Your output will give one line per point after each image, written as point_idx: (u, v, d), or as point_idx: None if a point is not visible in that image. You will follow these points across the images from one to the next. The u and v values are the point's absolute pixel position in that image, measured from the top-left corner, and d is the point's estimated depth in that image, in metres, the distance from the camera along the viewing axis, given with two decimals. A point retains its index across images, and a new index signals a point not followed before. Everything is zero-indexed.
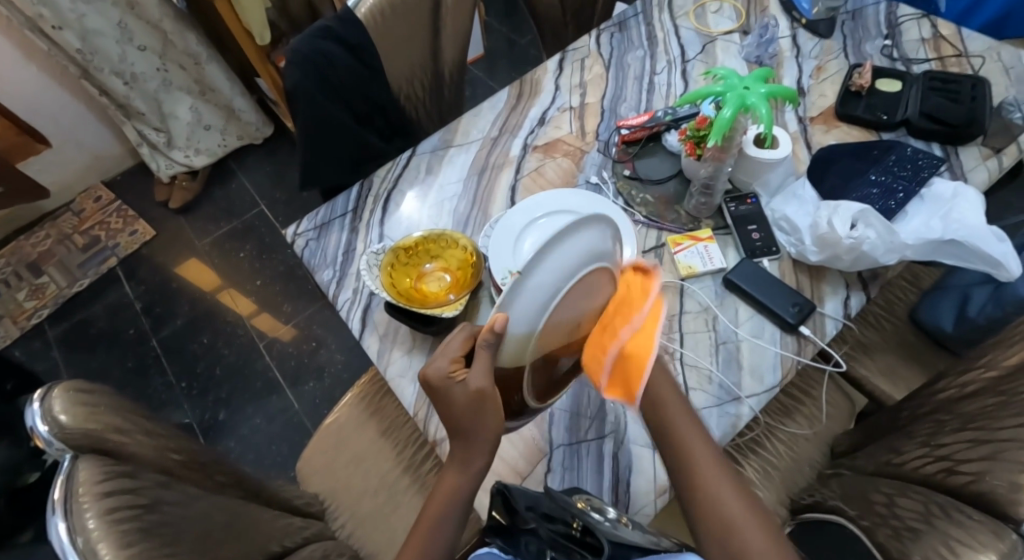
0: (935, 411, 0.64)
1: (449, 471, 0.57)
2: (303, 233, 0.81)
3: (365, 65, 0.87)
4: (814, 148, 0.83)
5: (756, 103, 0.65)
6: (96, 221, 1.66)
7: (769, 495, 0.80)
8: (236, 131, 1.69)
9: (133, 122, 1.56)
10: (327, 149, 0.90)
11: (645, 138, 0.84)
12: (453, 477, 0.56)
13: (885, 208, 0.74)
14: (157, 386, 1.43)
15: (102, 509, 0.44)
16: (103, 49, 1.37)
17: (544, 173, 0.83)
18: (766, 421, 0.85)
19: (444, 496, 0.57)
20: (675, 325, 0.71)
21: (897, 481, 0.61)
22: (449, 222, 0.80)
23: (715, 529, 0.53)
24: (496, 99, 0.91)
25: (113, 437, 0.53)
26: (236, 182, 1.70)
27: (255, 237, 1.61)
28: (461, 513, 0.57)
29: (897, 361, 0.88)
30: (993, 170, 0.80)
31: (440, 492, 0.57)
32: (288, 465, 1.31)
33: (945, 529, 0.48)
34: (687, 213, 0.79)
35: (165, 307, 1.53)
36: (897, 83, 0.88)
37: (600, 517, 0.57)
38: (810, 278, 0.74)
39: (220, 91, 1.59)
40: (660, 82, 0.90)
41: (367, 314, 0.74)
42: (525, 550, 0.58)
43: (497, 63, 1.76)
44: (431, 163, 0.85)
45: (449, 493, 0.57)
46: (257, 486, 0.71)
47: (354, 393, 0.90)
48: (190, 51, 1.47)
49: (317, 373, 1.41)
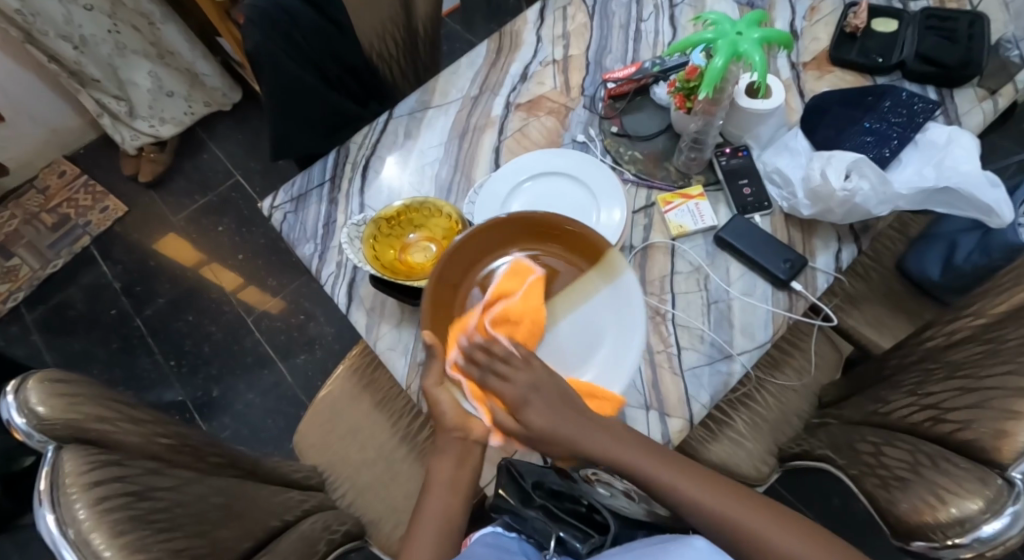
0: (923, 359, 0.63)
1: (441, 460, 0.59)
2: (279, 206, 0.78)
3: (330, 22, 0.82)
4: (807, 96, 0.80)
5: (749, 49, 0.61)
6: (64, 199, 1.60)
7: (758, 446, 0.81)
8: (202, 97, 1.61)
9: (90, 91, 1.49)
10: (300, 113, 0.86)
11: (632, 92, 0.80)
12: (446, 467, 0.59)
13: (879, 156, 0.72)
14: (146, 366, 1.42)
15: (92, 500, 0.43)
16: (46, 11, 1.28)
17: (527, 134, 0.80)
18: (756, 375, 0.85)
19: (441, 486, 0.58)
20: (666, 285, 0.70)
21: (883, 430, 0.61)
22: (432, 189, 0.77)
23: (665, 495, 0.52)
24: (474, 55, 0.86)
25: (98, 425, 0.51)
26: (208, 152, 1.64)
27: (233, 209, 1.57)
28: (462, 500, 0.58)
29: (884, 310, 0.89)
30: (988, 112, 0.78)
31: (438, 482, 0.59)
32: (285, 438, 1.32)
33: (934, 479, 0.48)
34: (677, 170, 0.77)
35: (146, 286, 1.50)
36: (893, 23, 0.84)
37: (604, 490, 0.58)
38: (801, 231, 0.73)
39: (180, 54, 1.49)
40: (646, 30, 0.86)
41: (352, 288, 0.72)
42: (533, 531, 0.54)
43: (473, 15, 1.67)
44: (409, 127, 0.81)
45: (444, 482, 0.59)
46: (252, 464, 0.71)
47: (346, 365, 0.89)
48: (142, 10, 1.37)
49: (309, 345, 1.40)
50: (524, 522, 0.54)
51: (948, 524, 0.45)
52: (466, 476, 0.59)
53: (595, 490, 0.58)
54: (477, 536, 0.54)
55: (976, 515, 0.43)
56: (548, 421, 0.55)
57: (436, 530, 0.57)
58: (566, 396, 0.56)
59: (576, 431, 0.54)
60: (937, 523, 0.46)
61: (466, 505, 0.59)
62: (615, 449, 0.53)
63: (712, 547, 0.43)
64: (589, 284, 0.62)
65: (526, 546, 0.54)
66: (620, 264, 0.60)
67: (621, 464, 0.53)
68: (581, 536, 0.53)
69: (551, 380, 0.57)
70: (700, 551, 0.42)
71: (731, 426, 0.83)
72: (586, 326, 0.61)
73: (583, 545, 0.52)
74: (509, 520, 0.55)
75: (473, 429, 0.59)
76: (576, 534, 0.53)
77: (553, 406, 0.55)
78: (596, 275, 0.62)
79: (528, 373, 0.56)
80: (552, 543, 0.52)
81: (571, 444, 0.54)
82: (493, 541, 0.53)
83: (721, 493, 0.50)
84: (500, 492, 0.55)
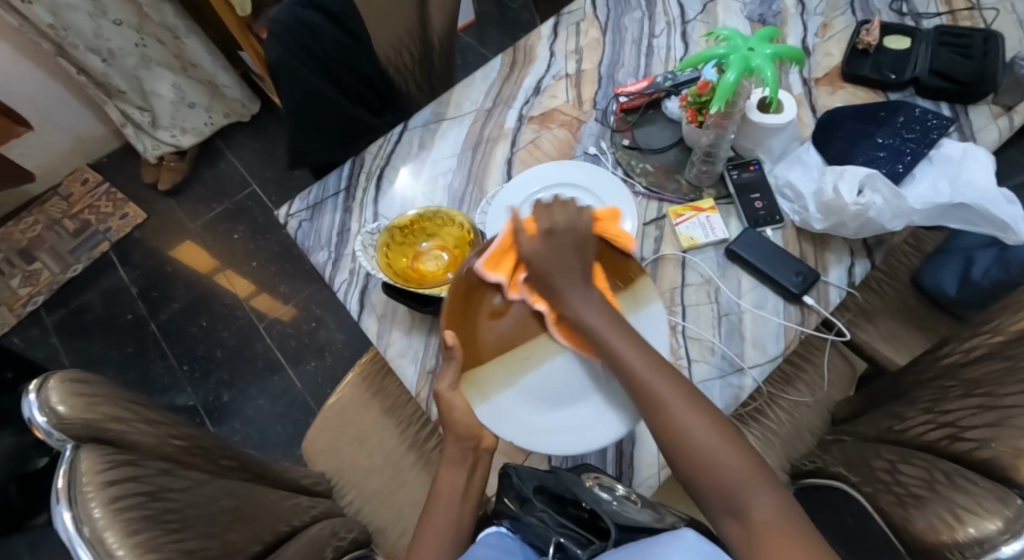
0: (940, 376, 0.62)
1: (448, 470, 0.60)
2: (295, 214, 0.79)
3: (348, 34, 0.84)
4: (819, 111, 0.80)
5: (761, 65, 0.61)
6: (86, 205, 1.64)
7: (769, 461, 0.80)
8: (222, 108, 1.65)
9: (115, 102, 1.53)
10: (318, 124, 0.88)
11: (644, 106, 0.81)
12: (453, 476, 0.60)
13: (893, 172, 0.72)
14: (159, 370, 1.43)
15: (108, 499, 0.43)
16: (77, 25, 1.32)
17: (540, 146, 0.81)
18: (768, 390, 0.84)
19: (449, 498, 0.60)
20: (677, 297, 0.70)
21: (898, 447, 0.60)
22: (445, 199, 0.78)
23: (660, 426, 0.52)
24: (489, 68, 0.87)
25: (114, 425, 0.51)
26: (226, 161, 1.67)
27: (250, 217, 1.59)
28: (469, 513, 0.60)
29: (899, 327, 0.87)
30: (1003, 130, 0.78)
31: (444, 491, 0.60)
32: (293, 444, 1.33)
33: (951, 497, 0.47)
34: (688, 183, 0.77)
35: (162, 291, 1.52)
36: (906, 40, 0.85)
37: (608, 494, 0.56)
38: (814, 246, 0.72)
39: (203, 66, 1.53)
40: (658, 45, 0.87)
41: (364, 296, 0.73)
42: (534, 539, 0.53)
43: (488, 31, 1.70)
44: (423, 138, 0.83)
45: (450, 492, 0.60)
46: (262, 468, 0.71)
47: (355, 372, 0.90)
48: (167, 24, 1.41)
49: (320, 351, 1.41)
50: (525, 527, 0.54)
51: (966, 543, 0.44)
52: (474, 489, 0.61)
53: (597, 492, 0.55)
54: (480, 536, 0.54)
55: (995, 536, 0.42)
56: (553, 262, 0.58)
57: (438, 542, 0.58)
58: (583, 254, 0.60)
59: (568, 283, 0.58)
60: (954, 542, 0.45)
61: (471, 518, 0.60)
62: (596, 324, 0.55)
63: (704, 540, 0.42)
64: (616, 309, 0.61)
65: (527, 551, 0.53)
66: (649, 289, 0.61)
67: (599, 338, 0.55)
68: (582, 542, 0.51)
69: (579, 240, 0.60)
70: (691, 543, 0.40)
71: None
72: None
73: (583, 551, 0.50)
74: (511, 525, 0.55)
75: (484, 439, 0.60)
76: (577, 541, 0.51)
77: (565, 259, 0.59)
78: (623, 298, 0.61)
79: (570, 218, 0.61)
80: (552, 548, 0.51)
81: (554, 290, 0.58)
82: (497, 541, 0.53)
83: (714, 436, 0.51)
84: (505, 500, 0.57)
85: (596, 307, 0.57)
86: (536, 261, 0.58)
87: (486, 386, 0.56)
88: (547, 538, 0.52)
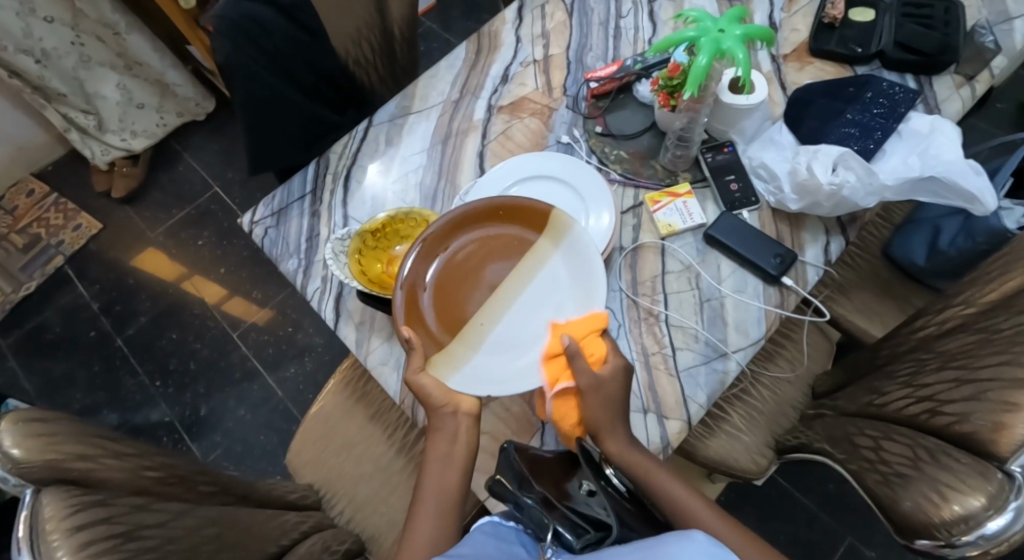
0: (915, 350, 0.63)
1: (435, 435, 0.57)
2: (260, 221, 0.76)
3: (303, 30, 0.80)
4: (788, 89, 0.80)
5: (732, 47, 0.60)
6: (34, 218, 1.56)
7: (754, 438, 0.82)
8: (174, 107, 1.57)
9: (55, 106, 1.45)
10: (277, 124, 0.84)
11: (615, 90, 0.80)
12: (439, 440, 0.56)
13: (864, 149, 0.73)
14: (130, 387, 1.38)
15: (75, 546, 0.41)
16: (4, 24, 1.24)
17: (511, 137, 0.79)
18: (751, 369, 0.85)
19: (436, 461, 0.56)
20: (659, 286, 0.70)
21: (880, 423, 0.61)
22: (417, 198, 0.76)
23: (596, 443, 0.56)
24: (453, 58, 0.85)
25: (78, 464, 0.49)
26: (183, 164, 1.60)
27: (213, 221, 1.53)
28: (460, 476, 0.55)
29: (871, 298, 0.89)
30: (966, 99, 0.78)
31: (431, 459, 0.56)
32: (278, 454, 1.30)
33: (934, 475, 0.48)
34: (663, 168, 0.76)
35: (126, 305, 1.46)
36: (870, 12, 0.85)
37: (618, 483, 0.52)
38: (790, 226, 0.72)
39: (148, 64, 1.45)
40: (626, 26, 0.85)
41: (339, 303, 0.71)
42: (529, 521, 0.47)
43: (449, 14, 1.65)
44: (390, 134, 0.80)
45: (440, 457, 0.56)
46: (245, 489, 0.69)
47: (337, 379, 0.88)
48: (105, 20, 1.33)
49: (299, 356, 1.38)
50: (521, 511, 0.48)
51: (953, 521, 0.45)
52: (458, 452, 0.56)
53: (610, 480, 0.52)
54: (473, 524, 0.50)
55: (980, 512, 0.44)
56: (604, 403, 0.55)
57: (436, 494, 0.55)
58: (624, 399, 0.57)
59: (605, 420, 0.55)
60: (942, 521, 0.46)
61: (465, 480, 0.56)
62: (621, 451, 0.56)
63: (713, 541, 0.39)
64: (541, 252, 0.63)
65: (523, 539, 0.48)
66: (565, 224, 0.63)
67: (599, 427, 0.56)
68: (576, 529, 0.45)
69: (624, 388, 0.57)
70: (701, 545, 0.37)
71: (728, 421, 0.83)
72: (545, 286, 0.62)
73: (577, 539, 0.44)
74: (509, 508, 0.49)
75: (461, 400, 0.58)
76: (574, 525, 0.46)
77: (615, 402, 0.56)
78: (545, 242, 0.63)
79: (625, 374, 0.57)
80: (548, 534, 0.45)
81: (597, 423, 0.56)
82: (492, 531, 0.49)
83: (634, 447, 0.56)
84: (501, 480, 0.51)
85: (612, 405, 0.56)
86: (593, 403, 0.55)
87: (452, 361, 0.60)
88: (542, 522, 0.46)
